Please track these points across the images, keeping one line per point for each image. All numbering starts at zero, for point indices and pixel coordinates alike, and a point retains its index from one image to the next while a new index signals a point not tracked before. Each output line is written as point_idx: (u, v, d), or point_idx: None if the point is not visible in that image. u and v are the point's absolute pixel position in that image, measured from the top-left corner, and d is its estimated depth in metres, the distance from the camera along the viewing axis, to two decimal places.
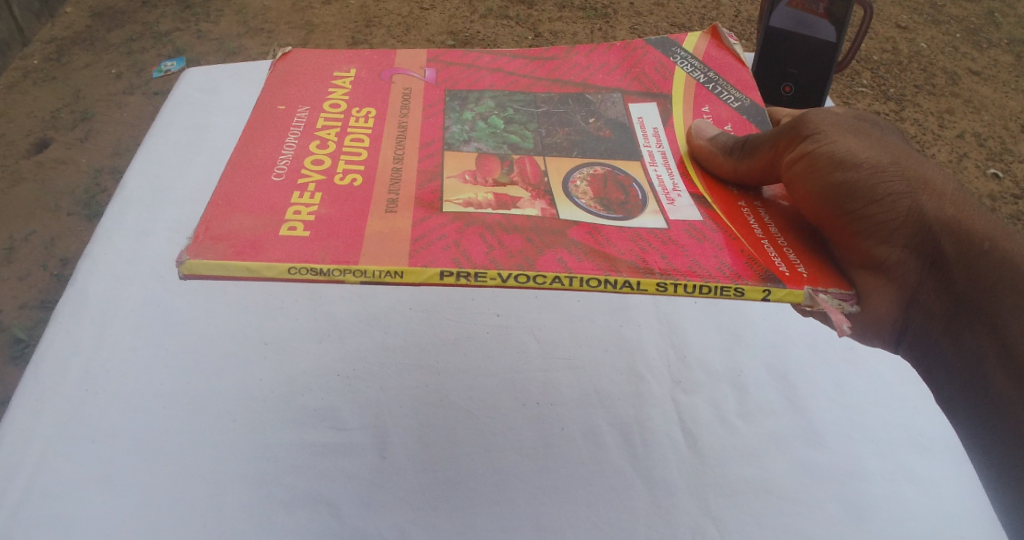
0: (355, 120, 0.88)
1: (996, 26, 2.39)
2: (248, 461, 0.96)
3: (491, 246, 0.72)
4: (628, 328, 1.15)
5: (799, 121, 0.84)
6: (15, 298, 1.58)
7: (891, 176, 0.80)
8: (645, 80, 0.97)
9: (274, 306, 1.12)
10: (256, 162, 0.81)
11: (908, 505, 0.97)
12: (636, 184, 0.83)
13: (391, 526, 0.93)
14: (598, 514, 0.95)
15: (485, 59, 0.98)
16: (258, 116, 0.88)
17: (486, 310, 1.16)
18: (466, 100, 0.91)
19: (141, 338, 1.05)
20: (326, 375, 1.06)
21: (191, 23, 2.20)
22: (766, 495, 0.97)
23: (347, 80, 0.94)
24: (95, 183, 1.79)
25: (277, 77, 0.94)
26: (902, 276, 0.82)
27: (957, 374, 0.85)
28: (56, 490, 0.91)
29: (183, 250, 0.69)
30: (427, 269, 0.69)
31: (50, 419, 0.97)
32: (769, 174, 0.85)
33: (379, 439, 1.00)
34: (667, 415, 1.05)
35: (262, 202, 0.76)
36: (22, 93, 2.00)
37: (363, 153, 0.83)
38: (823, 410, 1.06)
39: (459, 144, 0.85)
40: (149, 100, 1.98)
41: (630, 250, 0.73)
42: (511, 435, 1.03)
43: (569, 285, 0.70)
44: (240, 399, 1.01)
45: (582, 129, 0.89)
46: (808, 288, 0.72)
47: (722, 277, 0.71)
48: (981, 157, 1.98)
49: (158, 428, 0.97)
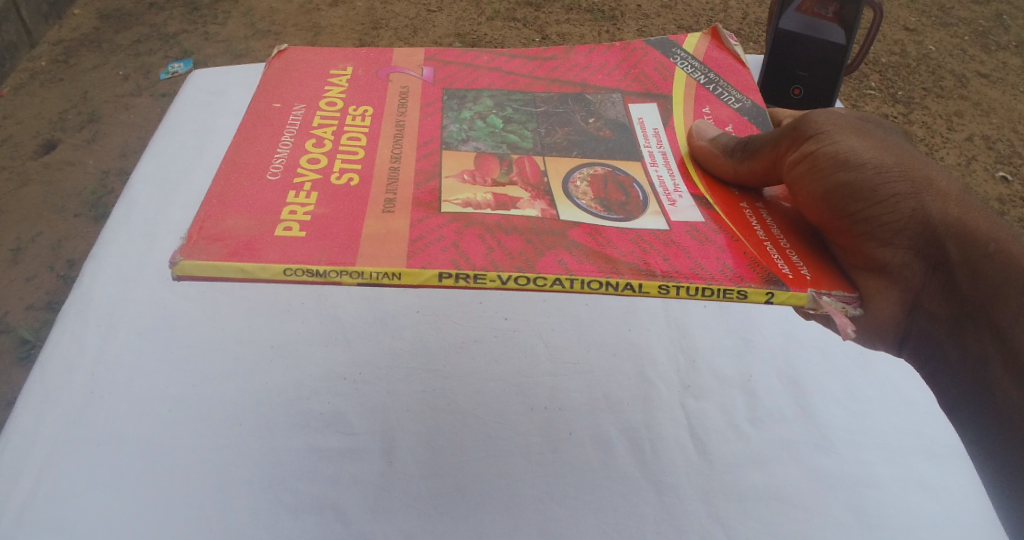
0: (352, 118, 0.85)
1: (1005, 28, 2.38)
2: (256, 465, 0.96)
3: (491, 247, 0.70)
4: (636, 332, 1.15)
5: (802, 120, 0.82)
6: (22, 299, 1.59)
7: (896, 176, 0.79)
8: (645, 81, 0.95)
9: (280, 308, 1.12)
10: (250, 161, 0.78)
11: (918, 512, 0.97)
12: (636, 185, 0.81)
13: (398, 531, 0.93)
14: (605, 520, 0.95)
15: (484, 57, 0.96)
16: (252, 113, 0.85)
17: (494, 314, 1.16)
18: (464, 100, 0.89)
19: (147, 342, 1.05)
20: (333, 378, 1.06)
21: (198, 25, 2.20)
22: (775, 502, 0.97)
23: (344, 78, 0.91)
24: (102, 184, 1.79)
25: (273, 74, 0.91)
26: (905, 279, 0.81)
27: (962, 378, 0.84)
28: (63, 493, 0.91)
29: (176, 250, 0.67)
30: (425, 270, 0.67)
31: (57, 421, 0.97)
32: (771, 175, 0.83)
33: (386, 444, 1.00)
34: (677, 421, 1.05)
35: (256, 201, 0.73)
36: (30, 95, 2.01)
37: (359, 152, 0.81)
38: (833, 416, 1.06)
39: (458, 144, 0.83)
40: (156, 101, 1.99)
41: (631, 252, 0.72)
42: (518, 440, 1.03)
43: (571, 287, 0.68)
44: (248, 403, 1.01)
45: (581, 129, 0.88)
46: (811, 291, 0.71)
47: (724, 279, 0.70)
48: (990, 160, 1.97)
49: (163, 431, 0.97)
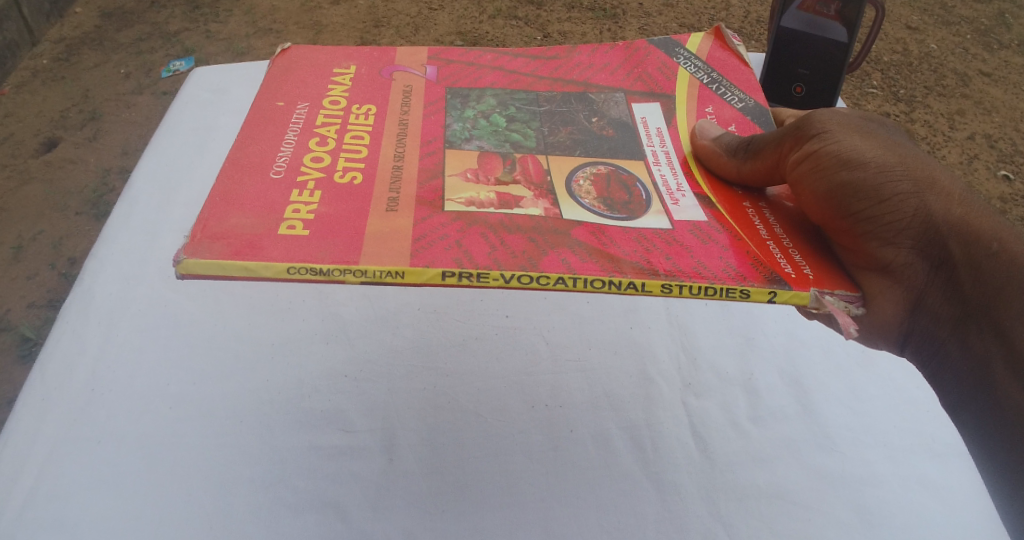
0: (355, 117, 0.85)
1: (1007, 27, 2.38)
2: (257, 463, 0.96)
3: (494, 246, 0.70)
4: (638, 331, 1.15)
5: (805, 120, 0.82)
6: (23, 297, 1.59)
7: (898, 175, 0.79)
8: (648, 80, 0.95)
9: (282, 307, 1.12)
10: (253, 159, 0.78)
11: (919, 511, 0.97)
12: (639, 185, 0.81)
13: (399, 529, 0.93)
14: (607, 519, 0.95)
15: (487, 56, 0.96)
16: (255, 112, 0.84)
17: (495, 312, 1.16)
18: (466, 98, 0.89)
19: (148, 340, 1.05)
20: (335, 377, 1.06)
21: (200, 23, 2.20)
22: (776, 501, 0.97)
23: (347, 76, 0.91)
24: (104, 183, 1.80)
25: (276, 72, 0.91)
26: (908, 278, 0.81)
27: (964, 378, 0.84)
28: (64, 491, 0.91)
29: (178, 249, 0.67)
30: (428, 269, 0.67)
31: (58, 420, 0.97)
32: (773, 174, 0.83)
33: (388, 442, 1.00)
34: (678, 419, 1.05)
35: (259, 199, 0.73)
36: (32, 93, 2.00)
37: (362, 151, 0.81)
38: (835, 415, 1.06)
39: (460, 143, 0.83)
40: (157, 100, 1.99)
41: (634, 251, 0.72)
42: (520, 438, 1.03)
43: (574, 286, 0.68)
44: (249, 401, 1.02)
45: (584, 128, 0.87)
46: (814, 290, 0.71)
47: (727, 279, 0.70)
48: (992, 159, 1.96)
49: (165, 430, 0.97)
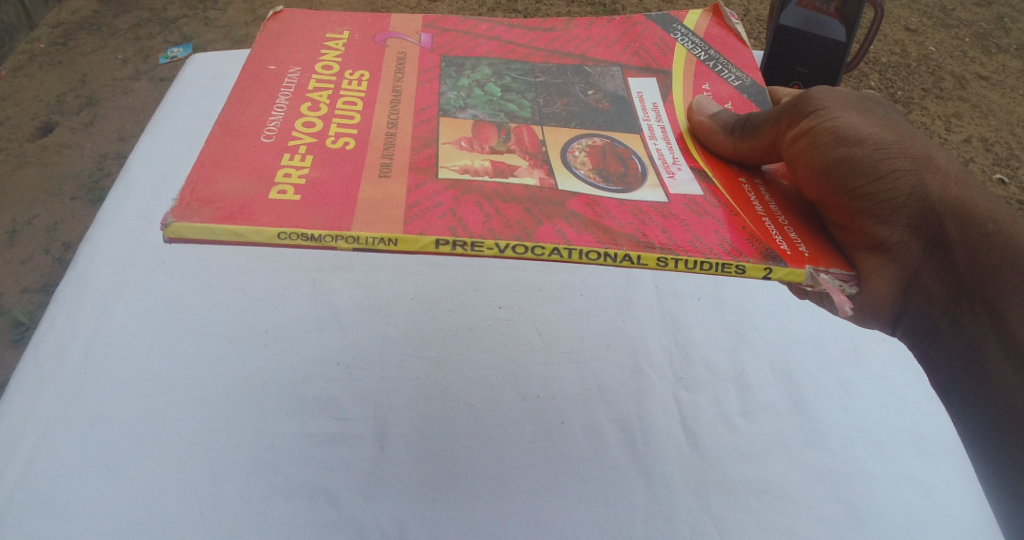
0: (348, 82, 0.85)
1: (1005, 31, 2.38)
2: (247, 449, 0.95)
3: (489, 215, 0.70)
4: (632, 321, 1.14)
5: (802, 98, 0.82)
6: (17, 281, 1.58)
7: (896, 153, 0.79)
8: (645, 54, 0.95)
9: (274, 288, 1.11)
10: (245, 123, 0.78)
11: (910, 509, 0.96)
12: (635, 157, 0.81)
13: (385, 517, 0.92)
14: (597, 510, 0.94)
15: (482, 26, 0.96)
16: (247, 75, 0.84)
17: (487, 301, 1.15)
18: (461, 67, 0.89)
19: (141, 323, 1.04)
20: (326, 363, 1.05)
21: (199, 10, 2.19)
22: (767, 496, 0.96)
23: (339, 41, 0.91)
24: (100, 167, 1.79)
25: (269, 36, 0.91)
26: (904, 256, 0.81)
27: (957, 358, 0.84)
28: (53, 473, 0.91)
29: (168, 212, 0.66)
30: (422, 236, 0.67)
31: (48, 402, 0.96)
32: (770, 152, 0.83)
33: (378, 430, 1.00)
34: (668, 412, 1.04)
35: (251, 163, 0.73)
36: (28, 78, 2.00)
37: (355, 117, 0.80)
38: (827, 411, 1.05)
39: (455, 111, 0.82)
40: (155, 86, 1.98)
41: (630, 224, 0.71)
42: (511, 428, 1.02)
43: (569, 257, 0.68)
44: (240, 386, 1.01)
45: (580, 100, 0.87)
46: (809, 268, 0.70)
47: (722, 254, 0.69)
48: (987, 161, 1.97)
49: (155, 412, 0.96)
